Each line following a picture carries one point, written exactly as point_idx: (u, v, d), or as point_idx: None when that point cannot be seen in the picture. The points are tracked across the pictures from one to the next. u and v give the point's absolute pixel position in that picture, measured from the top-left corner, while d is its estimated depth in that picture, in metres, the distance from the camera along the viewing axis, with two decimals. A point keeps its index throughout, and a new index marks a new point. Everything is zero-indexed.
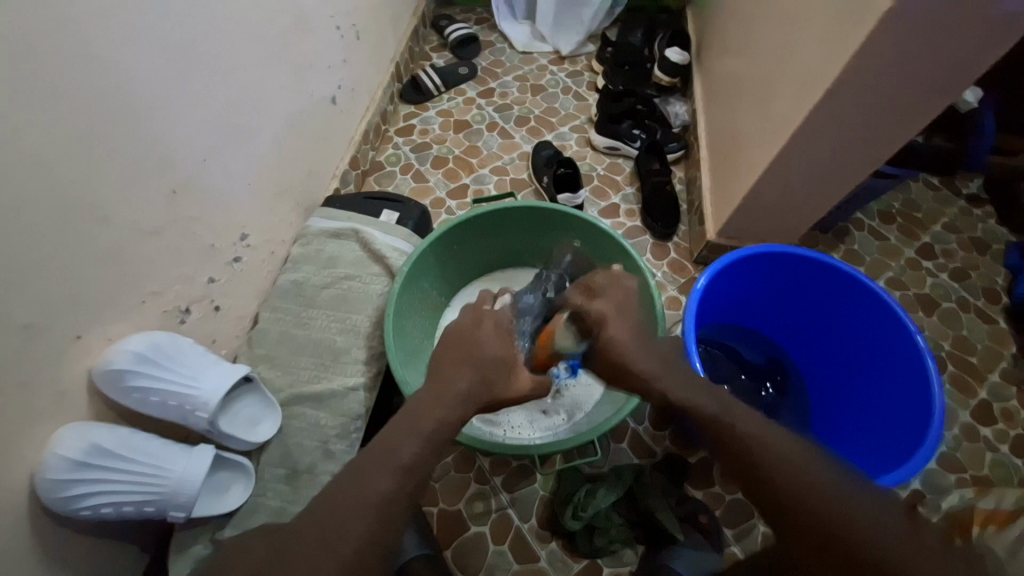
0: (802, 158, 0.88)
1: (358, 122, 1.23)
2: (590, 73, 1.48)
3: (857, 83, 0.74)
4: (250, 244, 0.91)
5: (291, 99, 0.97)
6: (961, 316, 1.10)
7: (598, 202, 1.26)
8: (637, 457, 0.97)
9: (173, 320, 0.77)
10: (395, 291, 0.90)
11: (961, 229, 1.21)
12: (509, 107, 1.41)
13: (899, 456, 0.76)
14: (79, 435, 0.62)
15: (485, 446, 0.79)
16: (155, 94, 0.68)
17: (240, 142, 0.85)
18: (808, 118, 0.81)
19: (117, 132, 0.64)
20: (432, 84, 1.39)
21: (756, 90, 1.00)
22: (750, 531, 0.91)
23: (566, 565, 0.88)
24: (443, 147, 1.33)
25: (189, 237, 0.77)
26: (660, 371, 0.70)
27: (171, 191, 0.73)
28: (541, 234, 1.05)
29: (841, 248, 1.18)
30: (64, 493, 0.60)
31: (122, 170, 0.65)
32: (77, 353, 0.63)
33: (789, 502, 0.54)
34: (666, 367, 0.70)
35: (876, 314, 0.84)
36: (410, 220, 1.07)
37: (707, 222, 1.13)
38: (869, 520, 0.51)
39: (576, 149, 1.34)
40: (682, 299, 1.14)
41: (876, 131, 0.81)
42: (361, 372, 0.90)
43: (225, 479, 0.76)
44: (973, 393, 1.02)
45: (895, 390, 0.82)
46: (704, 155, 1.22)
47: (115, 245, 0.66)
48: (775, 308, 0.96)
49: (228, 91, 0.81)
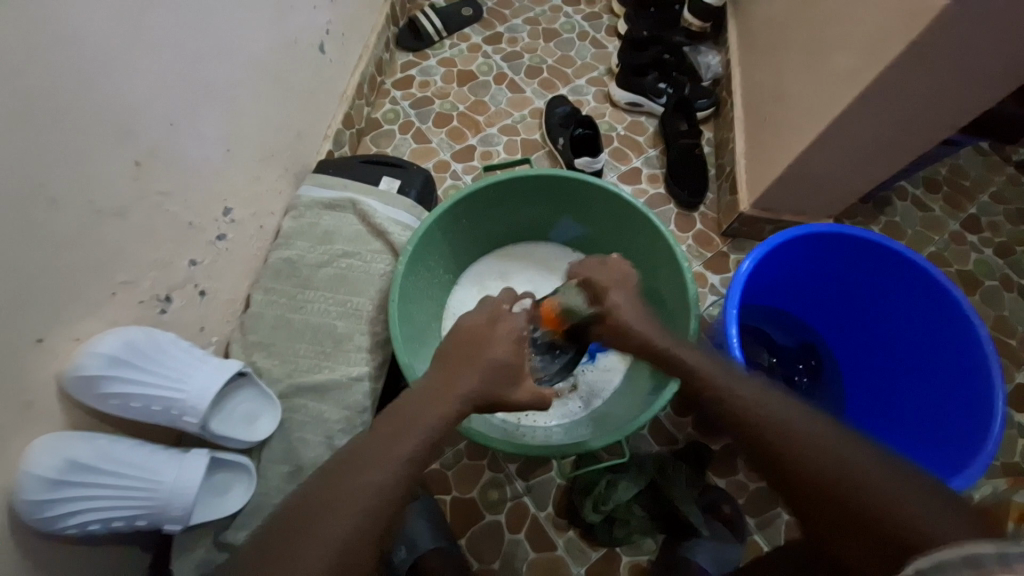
0: (861, 122, 0.77)
1: (351, 74, 1.09)
2: (610, 16, 1.31)
3: (947, 33, 0.62)
4: (234, 218, 0.81)
5: (273, 46, 0.83)
6: (1004, 296, 1.03)
7: (618, 166, 1.15)
8: (658, 445, 0.92)
9: (153, 310, 0.69)
10: (400, 272, 0.81)
11: (1009, 199, 1.11)
12: (519, 56, 1.26)
13: (951, 453, 0.72)
14: (54, 449, 0.56)
15: (504, 447, 0.72)
16: (112, 46, 0.56)
17: (217, 100, 0.73)
18: (879, 77, 0.70)
19: (64, 94, 0.53)
20: (432, 29, 1.24)
21: (808, 38, 0.87)
22: (774, 519, 0.87)
23: (584, 555, 0.85)
24: (446, 102, 1.20)
25: (164, 217, 0.68)
26: (700, 371, 0.63)
27: (135, 162, 0.62)
28: (557, 204, 0.95)
29: (881, 220, 1.09)
30: (46, 515, 0.55)
31: (75, 138, 0.55)
32: (41, 357, 0.55)
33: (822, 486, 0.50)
34: (709, 370, 0.63)
35: (927, 295, 0.78)
36: (412, 189, 0.96)
37: (740, 189, 1.03)
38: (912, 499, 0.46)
39: (593, 105, 1.21)
40: (707, 275, 1.06)
41: (954, 90, 0.70)
42: (365, 361, 0.83)
43: (224, 480, 0.71)
44: (1012, 378, 0.97)
45: (942, 380, 0.77)
46: (738, 113, 1.10)
47: (75, 230, 0.56)
48: (812, 288, 0.89)
49: (200, 37, 0.68)
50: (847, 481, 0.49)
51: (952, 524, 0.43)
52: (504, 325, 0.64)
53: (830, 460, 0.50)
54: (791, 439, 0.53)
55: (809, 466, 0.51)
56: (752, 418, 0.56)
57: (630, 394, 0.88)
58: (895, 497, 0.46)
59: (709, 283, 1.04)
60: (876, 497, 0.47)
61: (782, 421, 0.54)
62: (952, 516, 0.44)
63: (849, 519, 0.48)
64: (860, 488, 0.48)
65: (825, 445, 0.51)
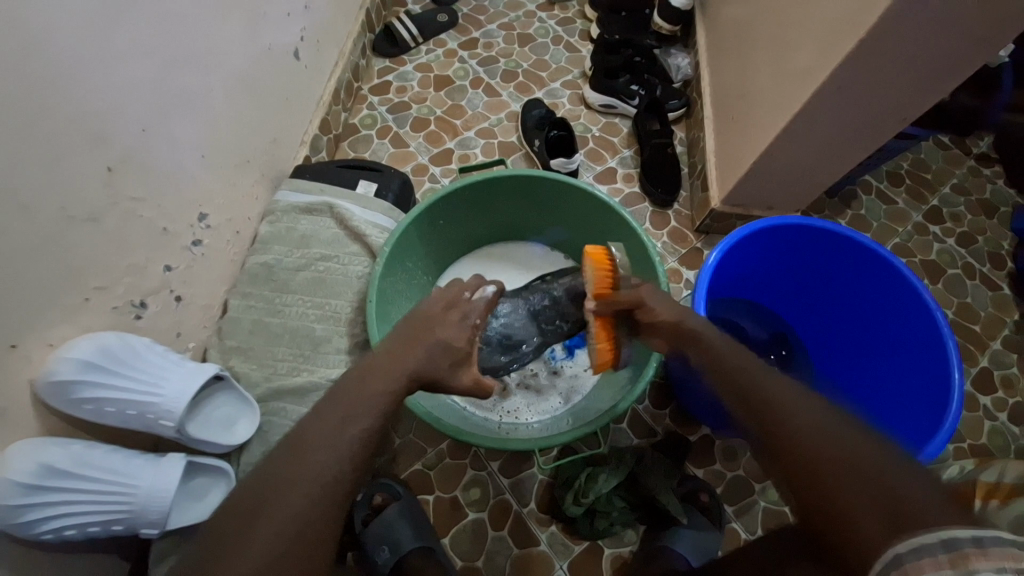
0: (819, 118, 0.81)
1: (327, 80, 1.10)
2: (583, 21, 1.34)
3: (895, 31, 0.65)
4: (210, 224, 0.82)
5: (243, 52, 0.83)
6: (967, 283, 1.07)
7: (593, 167, 1.18)
8: (638, 438, 0.93)
9: (128, 317, 0.69)
10: (378, 273, 0.82)
11: (970, 191, 1.16)
12: (494, 60, 1.28)
13: (917, 433, 0.75)
14: (29, 453, 0.56)
15: (487, 444, 0.73)
16: (80, 52, 0.57)
17: (191, 105, 0.74)
18: (833, 74, 0.73)
19: (35, 100, 0.53)
20: (407, 35, 1.25)
21: (770, 39, 0.90)
22: (751, 507, 0.89)
23: (566, 549, 0.86)
24: (423, 107, 1.21)
25: (138, 222, 0.68)
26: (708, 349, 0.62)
27: (108, 168, 0.63)
28: (532, 205, 0.97)
29: (848, 214, 1.13)
30: (21, 520, 0.55)
31: (45, 145, 0.55)
32: (14, 364, 0.55)
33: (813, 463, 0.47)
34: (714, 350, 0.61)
35: (890, 283, 0.81)
36: (390, 192, 0.97)
37: (711, 187, 1.06)
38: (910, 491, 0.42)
39: (569, 107, 1.24)
40: (682, 271, 1.08)
41: (905, 86, 0.73)
42: (344, 362, 0.83)
43: (203, 485, 0.71)
44: (976, 362, 1.00)
45: (911, 366, 0.79)
46: (707, 113, 1.13)
47: (48, 236, 0.57)
48: (781, 280, 0.93)
49: (173, 44, 0.69)
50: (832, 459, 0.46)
51: (938, 509, 0.40)
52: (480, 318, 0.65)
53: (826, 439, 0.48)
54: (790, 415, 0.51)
55: (805, 442, 0.49)
56: (752, 395, 0.55)
57: (609, 387, 0.90)
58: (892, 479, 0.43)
59: (684, 279, 1.07)
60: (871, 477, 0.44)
61: (783, 399, 0.53)
62: (946, 508, 0.40)
63: (841, 493, 0.44)
64: (856, 468, 0.45)
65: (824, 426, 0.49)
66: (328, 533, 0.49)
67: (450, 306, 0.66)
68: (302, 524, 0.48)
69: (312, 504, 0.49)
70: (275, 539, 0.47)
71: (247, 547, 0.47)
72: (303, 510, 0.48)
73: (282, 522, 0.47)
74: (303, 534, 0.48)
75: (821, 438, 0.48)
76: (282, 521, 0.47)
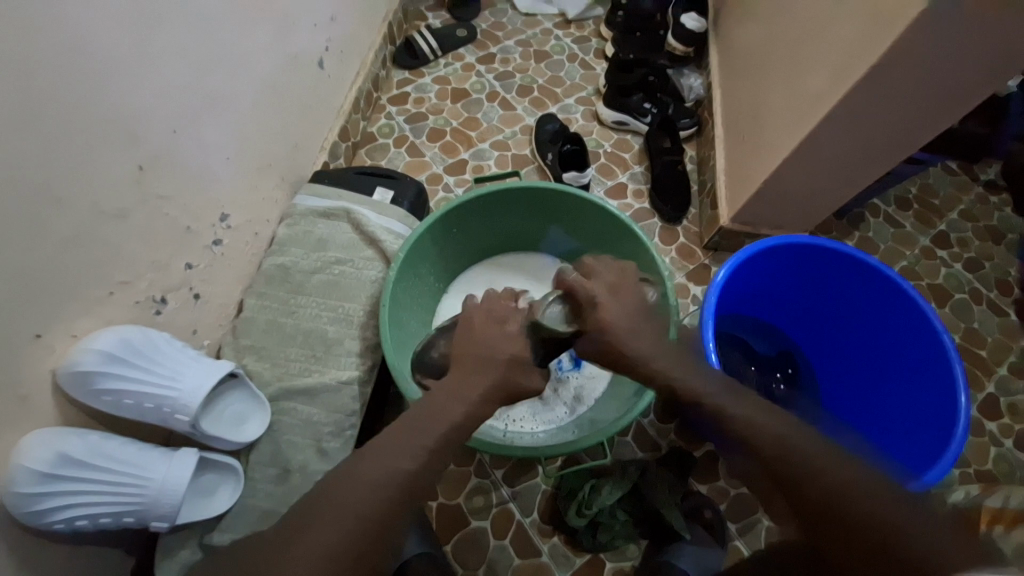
0: (829, 141, 0.82)
1: (348, 89, 1.13)
2: (598, 40, 1.37)
3: (904, 58, 0.67)
4: (231, 225, 0.84)
5: (270, 59, 0.86)
6: (973, 308, 1.08)
7: (605, 181, 1.19)
8: (641, 451, 0.94)
9: (148, 311, 0.70)
10: (392, 277, 0.84)
11: (977, 217, 1.17)
12: (511, 75, 1.31)
13: (922, 456, 0.75)
14: (48, 442, 0.58)
15: (494, 450, 0.74)
16: (118, 57, 0.59)
17: (218, 109, 0.76)
18: (843, 99, 0.74)
19: (75, 101, 0.56)
20: (427, 48, 1.29)
21: (782, 62, 0.92)
22: (755, 525, 0.89)
23: (568, 560, 0.86)
24: (439, 118, 1.24)
25: (164, 220, 0.70)
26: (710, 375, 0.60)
27: (138, 168, 0.65)
28: (544, 216, 0.99)
29: (855, 235, 1.14)
30: (36, 507, 0.56)
31: (80, 144, 0.57)
32: (39, 354, 0.57)
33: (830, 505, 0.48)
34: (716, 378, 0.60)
35: (897, 305, 0.82)
36: (405, 200, 0.99)
37: (720, 205, 1.07)
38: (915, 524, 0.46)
39: (582, 123, 1.26)
40: (690, 287, 1.09)
41: (916, 111, 0.75)
42: (354, 365, 0.84)
43: (212, 481, 0.72)
44: (981, 388, 1.00)
45: (918, 390, 0.80)
46: (717, 133, 1.15)
47: (79, 230, 0.59)
48: (789, 299, 0.94)
49: (204, 51, 0.71)
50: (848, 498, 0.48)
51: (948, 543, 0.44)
52: (512, 323, 0.65)
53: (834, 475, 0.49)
54: (794, 446, 0.52)
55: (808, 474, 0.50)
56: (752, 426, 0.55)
57: (614, 399, 0.90)
58: (895, 515, 0.46)
59: (692, 295, 1.08)
60: (874, 512, 0.46)
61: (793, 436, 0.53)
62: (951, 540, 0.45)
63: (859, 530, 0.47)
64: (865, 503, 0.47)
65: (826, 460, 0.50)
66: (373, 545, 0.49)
67: (464, 311, 0.67)
68: (343, 537, 0.48)
69: (343, 515, 0.49)
70: (316, 550, 0.47)
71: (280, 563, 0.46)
72: (344, 521, 0.49)
73: (319, 538, 0.48)
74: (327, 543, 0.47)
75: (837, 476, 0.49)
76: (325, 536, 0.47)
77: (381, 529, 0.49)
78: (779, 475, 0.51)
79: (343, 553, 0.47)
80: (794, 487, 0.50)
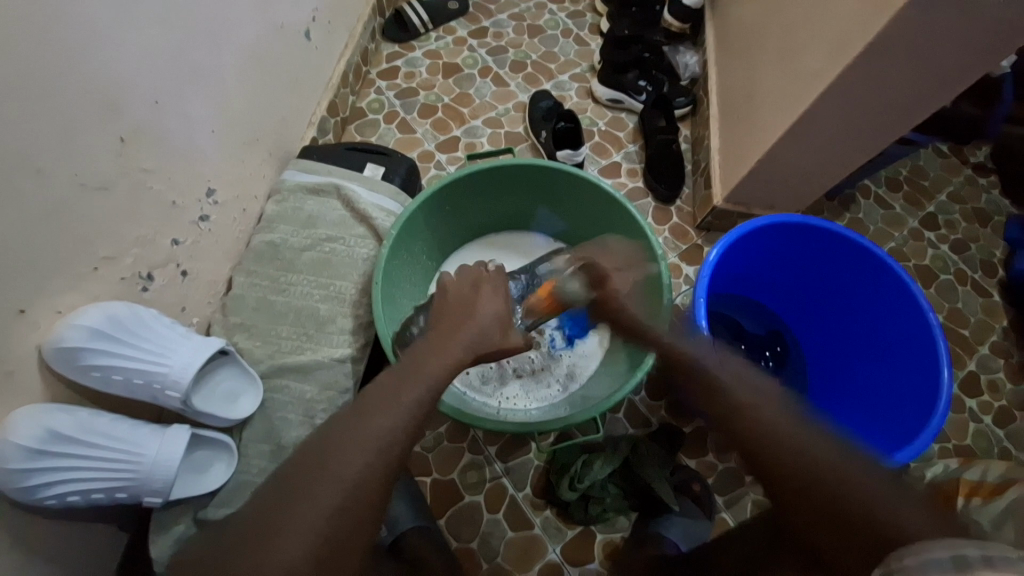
0: (823, 119, 0.82)
1: (336, 62, 1.10)
2: (593, 14, 1.35)
3: (900, 36, 0.66)
4: (218, 200, 0.82)
5: (255, 29, 0.83)
6: (958, 288, 1.10)
7: (598, 160, 1.19)
8: (633, 427, 0.95)
9: (134, 288, 0.69)
10: (384, 255, 0.82)
11: (965, 199, 1.18)
12: (504, 50, 1.28)
13: (904, 431, 0.77)
14: (36, 418, 0.57)
15: (489, 426, 0.74)
16: (96, 21, 0.57)
17: (201, 79, 0.74)
18: (839, 76, 0.74)
19: (50, 66, 0.53)
20: (417, 20, 1.25)
21: (778, 40, 0.91)
22: (742, 497, 0.91)
23: (560, 532, 0.88)
24: (430, 94, 1.21)
25: (147, 193, 0.68)
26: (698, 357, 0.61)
27: (120, 139, 0.63)
28: (537, 193, 0.97)
29: (846, 217, 1.15)
30: (24, 484, 0.55)
31: (58, 113, 0.55)
32: (24, 329, 0.56)
33: (809, 484, 0.49)
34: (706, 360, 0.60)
35: (885, 284, 0.83)
36: (396, 176, 0.98)
37: (713, 185, 1.07)
38: (894, 500, 0.45)
39: (576, 100, 1.24)
40: (683, 266, 1.10)
41: (910, 88, 0.74)
42: (347, 342, 0.84)
43: (206, 458, 0.72)
44: (963, 367, 1.03)
45: (902, 367, 0.82)
46: (712, 112, 1.14)
47: (61, 203, 0.57)
48: (778, 277, 0.95)
49: (185, 17, 0.68)
50: (825, 476, 0.48)
51: (917, 516, 0.43)
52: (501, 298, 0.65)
53: (812, 463, 0.49)
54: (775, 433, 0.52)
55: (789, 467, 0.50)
56: (730, 415, 0.56)
57: (607, 376, 0.91)
58: (873, 492, 0.46)
59: (684, 275, 1.09)
60: (853, 487, 0.47)
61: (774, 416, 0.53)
62: (924, 512, 0.44)
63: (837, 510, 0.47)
64: (842, 480, 0.47)
65: (805, 449, 0.50)
66: (368, 515, 0.49)
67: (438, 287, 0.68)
68: (335, 514, 0.47)
69: (335, 490, 0.48)
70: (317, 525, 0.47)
71: (274, 544, 0.45)
72: (335, 498, 0.48)
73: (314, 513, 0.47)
74: (323, 520, 0.47)
75: (815, 455, 0.50)
76: (327, 509, 0.47)
77: (376, 506, 0.49)
78: (761, 458, 0.52)
79: (339, 526, 0.47)
80: (773, 467, 0.51)
